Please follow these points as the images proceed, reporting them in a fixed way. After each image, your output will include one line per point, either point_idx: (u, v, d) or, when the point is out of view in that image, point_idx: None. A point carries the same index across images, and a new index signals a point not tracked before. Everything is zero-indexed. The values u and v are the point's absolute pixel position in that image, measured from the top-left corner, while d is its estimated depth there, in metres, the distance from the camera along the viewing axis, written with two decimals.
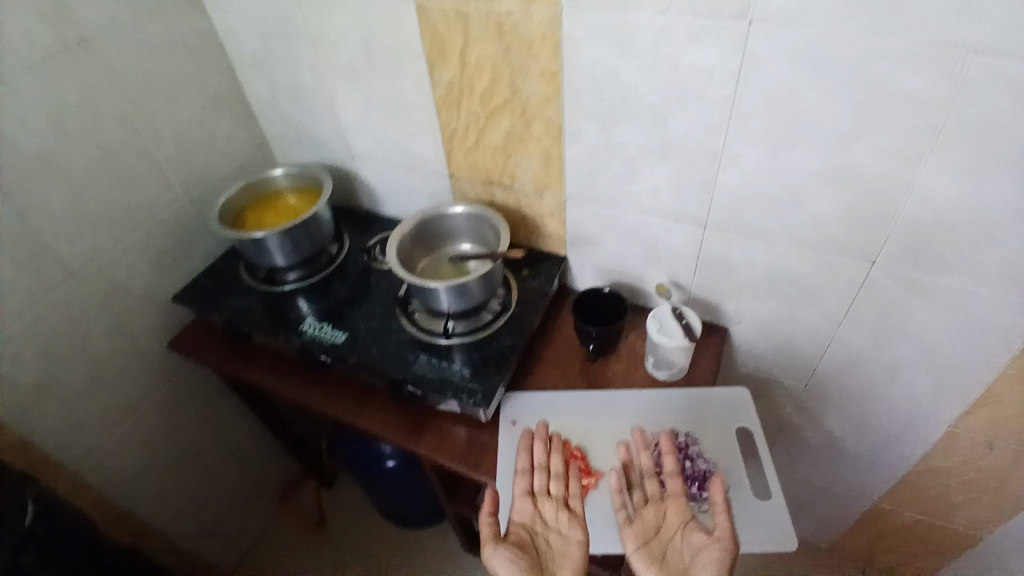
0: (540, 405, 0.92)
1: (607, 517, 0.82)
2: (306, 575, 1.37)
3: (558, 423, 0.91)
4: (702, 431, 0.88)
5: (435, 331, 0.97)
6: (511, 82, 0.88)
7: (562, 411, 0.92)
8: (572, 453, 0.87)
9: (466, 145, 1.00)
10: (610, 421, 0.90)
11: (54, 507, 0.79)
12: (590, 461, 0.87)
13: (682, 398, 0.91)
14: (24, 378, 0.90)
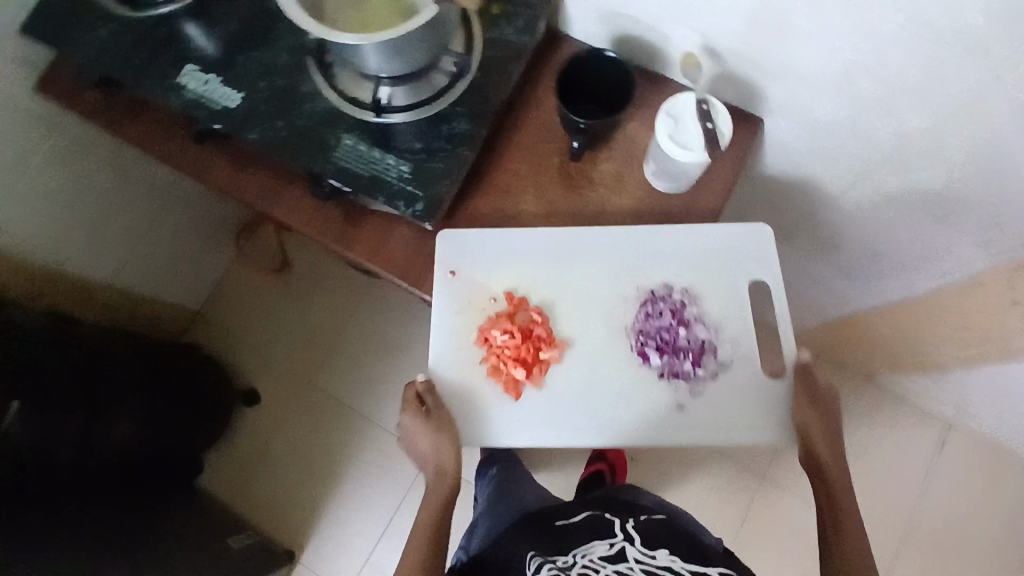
0: (493, 251, 0.72)
1: (584, 399, 0.70)
2: (272, 316, 1.42)
3: (517, 275, 0.73)
4: (698, 286, 0.72)
5: (360, 101, 0.71)
6: None
7: (520, 255, 0.73)
8: (532, 319, 0.71)
9: None
10: (582, 271, 0.72)
11: None
12: (553, 325, 0.71)
13: (677, 242, 0.72)
14: None
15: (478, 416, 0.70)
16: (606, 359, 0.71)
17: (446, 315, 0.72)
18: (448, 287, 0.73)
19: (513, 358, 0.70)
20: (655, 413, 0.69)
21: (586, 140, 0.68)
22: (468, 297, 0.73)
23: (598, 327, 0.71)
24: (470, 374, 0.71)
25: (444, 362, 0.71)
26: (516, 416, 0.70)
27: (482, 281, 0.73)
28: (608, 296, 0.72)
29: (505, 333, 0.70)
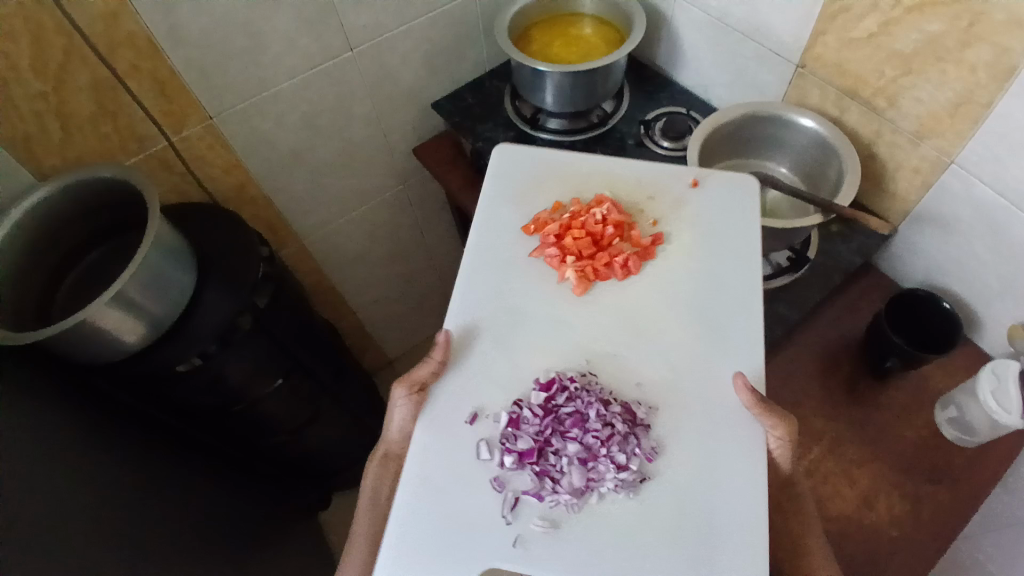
0: (714, 210, 0.73)
1: (479, 291, 0.69)
2: None
3: (679, 237, 0.72)
4: (654, 495, 0.59)
5: None
6: None
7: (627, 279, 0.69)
8: (608, 247, 0.70)
9: (848, 35, 0.72)
10: (642, 321, 0.67)
11: (282, 287, 0.93)
12: (594, 286, 0.69)
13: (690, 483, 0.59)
14: (282, 142, 0.94)
15: (528, 174, 0.77)
16: (477, 408, 0.63)
17: (617, 166, 0.76)
18: (654, 173, 0.75)
19: (566, 224, 0.71)
20: (456, 347, 0.66)
21: (895, 362, 0.75)
22: (638, 199, 0.73)
23: (626, 339, 0.66)
24: (563, 190, 0.75)
25: (579, 164, 0.77)
26: (513, 202, 0.75)
27: (665, 213, 0.73)
28: (637, 367, 0.64)
29: (601, 216, 0.70)
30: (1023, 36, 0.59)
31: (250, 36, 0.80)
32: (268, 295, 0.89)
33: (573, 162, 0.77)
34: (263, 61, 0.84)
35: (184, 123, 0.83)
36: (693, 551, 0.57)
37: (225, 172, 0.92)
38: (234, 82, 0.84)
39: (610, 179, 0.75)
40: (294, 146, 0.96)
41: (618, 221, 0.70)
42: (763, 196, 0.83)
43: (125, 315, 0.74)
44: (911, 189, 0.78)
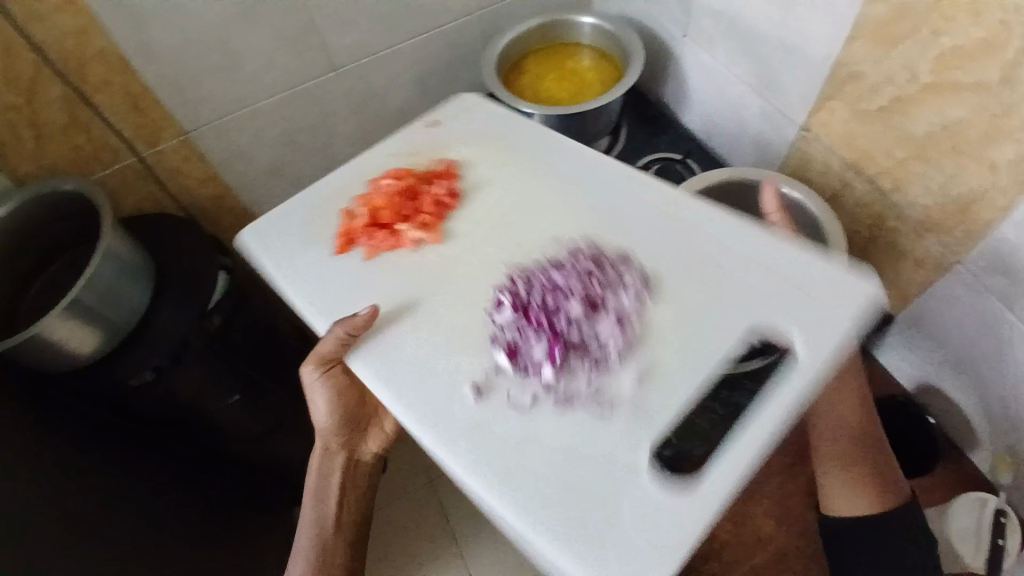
0: (493, 127, 0.67)
1: (323, 279, 0.59)
2: None
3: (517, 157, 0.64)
4: (656, 254, 0.56)
5: None
6: (1014, 60, 0.49)
7: (488, 172, 0.64)
8: (437, 197, 0.61)
9: (858, 107, 0.63)
10: (525, 167, 0.64)
11: (240, 298, 0.92)
12: (447, 223, 0.61)
13: (724, 220, 0.57)
14: (260, 155, 0.92)
15: (294, 213, 0.63)
16: (472, 253, 0.59)
17: (381, 152, 0.66)
18: (424, 137, 0.67)
19: (366, 208, 0.61)
20: (391, 291, 0.57)
21: None
22: (420, 158, 0.66)
23: (510, 251, 0.58)
24: (329, 211, 0.63)
25: (341, 173, 0.66)
26: (306, 243, 0.61)
27: (440, 147, 0.66)
28: (549, 251, 0.58)
29: (388, 185, 0.62)
30: None
31: (227, 54, 0.79)
32: (224, 314, 0.88)
33: (306, 191, 0.64)
34: (237, 78, 0.82)
35: (158, 136, 0.82)
36: (795, 304, 0.53)
37: (203, 182, 0.91)
38: (207, 95, 0.81)
39: (354, 166, 0.66)
40: (271, 158, 0.94)
41: (406, 180, 0.63)
42: None
43: (80, 326, 0.74)
44: (914, 283, 0.68)
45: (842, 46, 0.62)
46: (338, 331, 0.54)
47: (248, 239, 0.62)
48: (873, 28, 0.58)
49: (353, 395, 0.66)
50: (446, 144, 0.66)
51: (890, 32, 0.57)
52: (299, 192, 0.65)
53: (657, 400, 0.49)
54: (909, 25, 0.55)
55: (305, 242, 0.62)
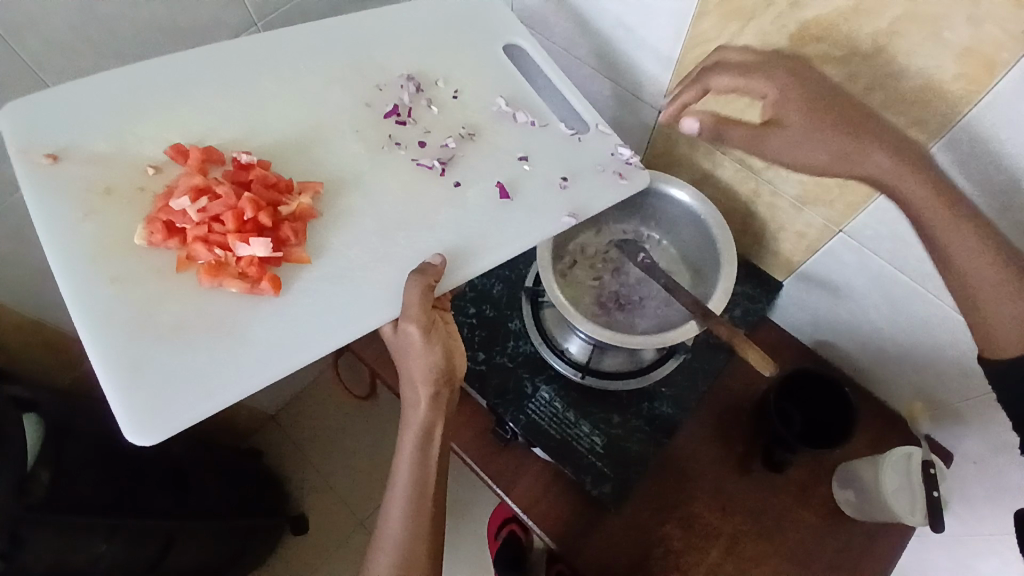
0: (77, 110, 0.55)
1: (293, 320, 0.52)
2: (350, 444, 1.21)
3: (180, 100, 0.57)
4: (451, 64, 0.64)
5: (563, 351, 0.70)
6: (884, 29, 0.44)
7: (170, 114, 0.57)
8: (246, 171, 0.55)
9: (716, 86, 0.57)
10: (187, 72, 0.58)
11: (71, 430, 0.73)
12: (239, 168, 0.55)
13: (407, 15, 0.66)
14: (34, 260, 0.72)
15: (141, 348, 0.49)
16: (387, 176, 0.59)
17: (64, 228, 0.52)
18: (54, 180, 0.53)
19: (224, 239, 0.52)
20: (422, 241, 0.57)
21: (784, 452, 0.66)
22: (114, 180, 0.54)
23: (391, 187, 0.58)
24: (152, 280, 0.52)
25: (93, 294, 0.50)
26: (184, 323, 0.50)
27: (125, 156, 0.55)
28: (338, 149, 0.59)
29: (196, 208, 0.52)
30: (935, 112, 0.45)
31: None
32: (53, 466, 0.69)
33: (116, 312, 0.50)
34: None
35: None
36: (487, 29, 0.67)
37: None
38: None
39: (86, 262, 0.51)
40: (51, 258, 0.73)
41: (196, 180, 0.53)
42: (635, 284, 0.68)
43: None
44: (798, 252, 0.66)
45: (690, 22, 0.55)
46: (423, 279, 0.52)
47: (189, 416, 0.48)
48: (722, 1, 0.51)
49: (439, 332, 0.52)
50: (66, 146, 0.54)
51: (742, 5, 0.50)
52: (110, 325, 0.49)
53: (595, 141, 0.63)
54: None
55: (217, 313, 0.51)
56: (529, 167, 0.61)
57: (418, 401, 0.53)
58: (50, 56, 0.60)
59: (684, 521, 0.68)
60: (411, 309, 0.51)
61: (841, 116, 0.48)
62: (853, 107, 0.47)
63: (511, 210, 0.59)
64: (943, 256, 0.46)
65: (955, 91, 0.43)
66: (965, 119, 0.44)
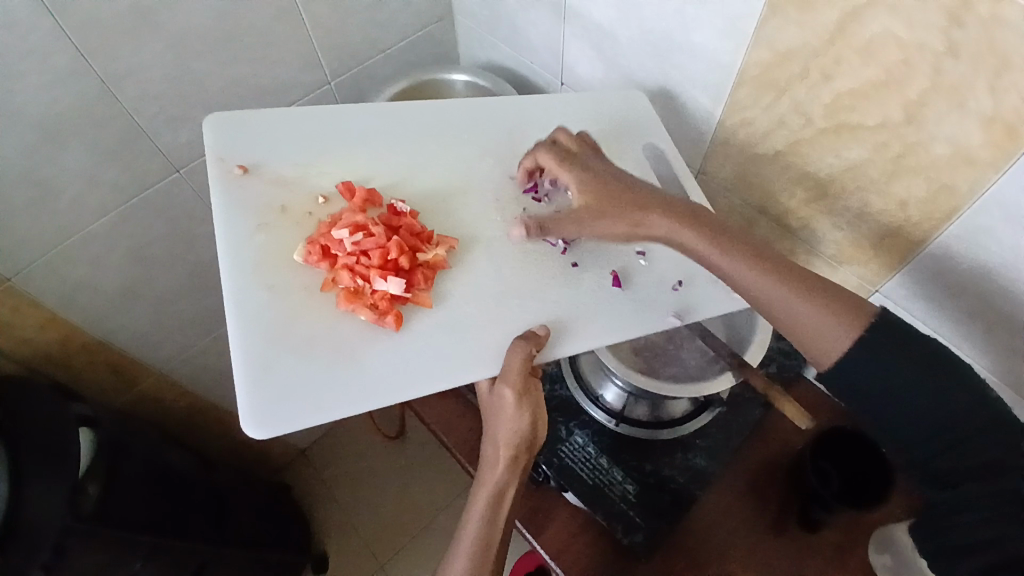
0: (266, 139, 0.62)
1: (395, 367, 0.55)
2: (376, 485, 1.21)
3: (336, 156, 0.62)
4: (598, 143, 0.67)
5: (599, 399, 0.72)
6: (914, 99, 0.47)
7: (337, 159, 0.62)
8: (399, 223, 0.59)
9: (752, 150, 0.61)
10: (360, 135, 0.64)
11: (122, 447, 0.76)
12: (393, 219, 0.59)
13: (576, 100, 0.70)
14: (107, 284, 0.78)
15: (268, 352, 0.54)
16: (517, 235, 0.62)
17: (240, 236, 0.57)
18: (241, 188, 0.59)
19: (367, 272, 0.56)
20: (529, 308, 0.59)
21: (820, 512, 0.65)
22: (290, 202, 0.60)
23: (518, 244, 0.61)
24: (300, 297, 0.56)
25: (255, 290, 0.55)
26: (307, 342, 0.54)
27: (302, 185, 0.60)
28: (471, 204, 0.62)
29: (352, 241, 0.56)
30: (966, 178, 0.48)
31: (39, 185, 0.65)
32: (101, 478, 0.71)
33: (261, 313, 0.55)
34: (58, 210, 0.68)
35: None
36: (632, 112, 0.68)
37: (40, 330, 0.74)
38: (25, 235, 0.67)
39: (251, 266, 0.56)
40: (123, 283, 0.79)
41: (357, 221, 0.57)
42: (675, 344, 0.69)
43: None
44: None
45: (729, 91, 0.60)
46: (528, 348, 0.55)
47: (295, 423, 0.51)
48: (759, 74, 0.56)
49: (537, 397, 0.54)
50: (260, 163, 0.61)
51: (777, 77, 0.55)
52: (253, 325, 0.54)
53: None
54: (798, 68, 0.53)
55: (330, 344, 0.55)
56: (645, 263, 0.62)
57: (498, 459, 0.53)
58: (148, 103, 0.68)
59: None
60: (512, 374, 0.53)
61: (633, 193, 0.56)
62: (645, 186, 0.57)
63: (618, 296, 0.60)
64: (778, 317, 0.50)
65: (983, 157, 0.46)
66: (995, 186, 0.46)
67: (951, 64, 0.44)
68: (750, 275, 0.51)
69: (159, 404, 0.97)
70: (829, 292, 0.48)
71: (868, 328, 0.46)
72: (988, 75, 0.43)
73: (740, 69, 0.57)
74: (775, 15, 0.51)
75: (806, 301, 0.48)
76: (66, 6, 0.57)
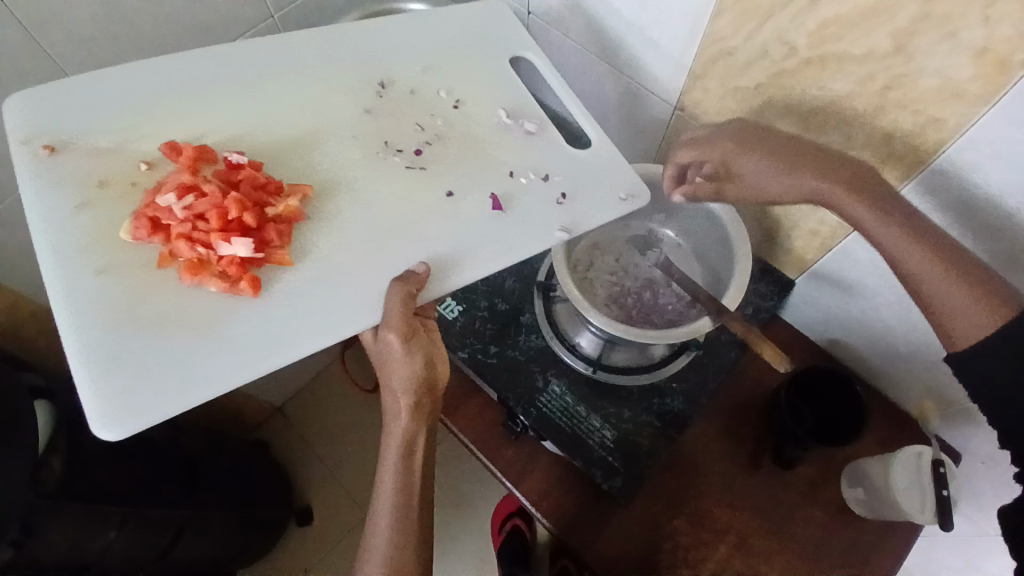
0: (76, 101, 0.56)
1: (266, 322, 0.52)
2: (355, 437, 1.21)
3: (174, 104, 0.58)
4: (459, 75, 0.64)
5: (575, 347, 0.71)
6: (903, 27, 0.44)
7: (169, 109, 0.57)
8: (235, 174, 0.54)
9: (732, 83, 0.58)
10: (200, 74, 0.59)
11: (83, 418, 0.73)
12: (227, 173, 0.54)
13: (427, 31, 0.66)
14: None
15: (118, 338, 0.50)
16: (381, 178, 0.58)
17: (59, 217, 0.52)
18: (55, 170, 0.54)
19: (207, 237, 0.51)
20: (409, 249, 0.56)
21: (795, 450, 0.66)
22: (109, 173, 0.54)
23: (383, 190, 0.58)
24: (141, 275, 0.52)
25: (86, 280, 0.51)
26: (163, 316, 0.51)
27: (122, 149, 0.55)
28: (332, 152, 0.59)
29: (182, 205, 0.51)
30: (953, 113, 0.45)
31: None
32: (63, 453, 0.68)
33: (98, 301, 0.50)
34: None
35: None
36: (497, 36, 0.68)
37: None
38: None
39: (76, 254, 0.52)
40: None
41: (186, 181, 0.52)
42: (652, 289, 0.68)
43: None
44: (812, 249, 0.66)
45: (707, 18, 0.55)
46: (406, 288, 0.52)
47: (164, 409, 0.48)
48: None
49: (422, 337, 0.51)
50: (68, 139, 0.55)
51: (760, 2, 0.51)
52: (89, 316, 0.50)
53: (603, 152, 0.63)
54: None
55: (192, 310, 0.51)
56: (524, 181, 0.61)
57: (400, 410, 0.51)
58: (68, 46, 0.61)
59: (693, 518, 0.68)
60: (393, 317, 0.51)
61: (812, 153, 0.52)
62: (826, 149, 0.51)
63: (501, 221, 0.59)
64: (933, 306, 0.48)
65: (972, 90, 0.43)
66: (984, 119, 0.44)
67: None
68: (905, 252, 0.48)
69: None
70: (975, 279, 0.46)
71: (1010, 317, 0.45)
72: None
73: None
74: None
75: (965, 293, 0.46)
76: None
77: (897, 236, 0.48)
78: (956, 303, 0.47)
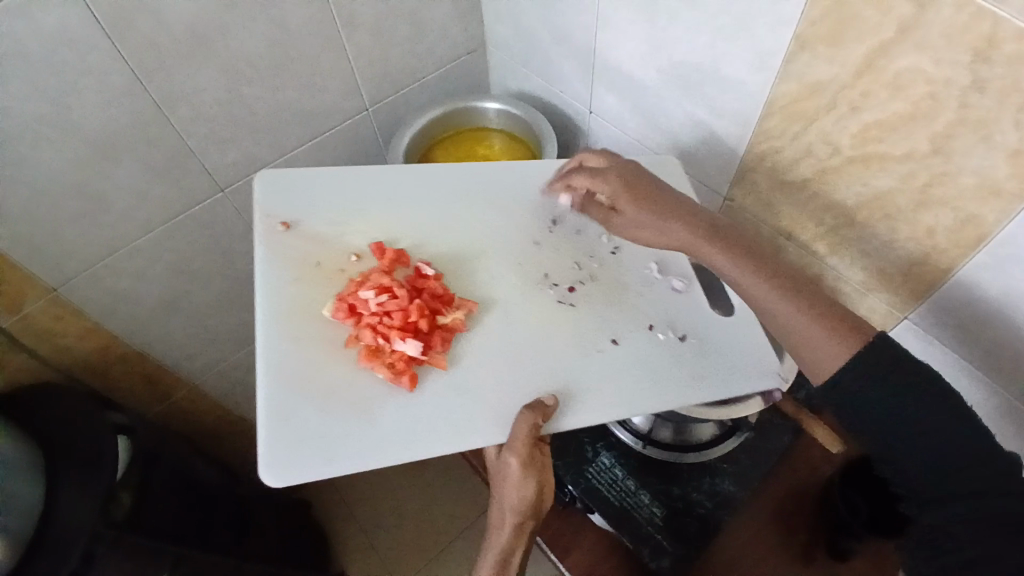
0: (302, 197, 0.65)
1: (413, 433, 0.54)
2: (394, 507, 1.21)
3: (366, 218, 0.65)
4: None
5: (624, 419, 0.72)
6: (940, 131, 0.49)
7: (372, 217, 0.65)
8: (421, 286, 0.60)
9: (781, 177, 0.64)
10: (383, 181, 0.68)
11: (154, 457, 0.77)
12: (423, 285, 0.60)
13: None
14: (149, 296, 0.81)
15: (286, 402, 0.55)
16: (537, 302, 0.62)
17: (276, 284, 0.60)
18: (281, 245, 0.62)
19: (388, 331, 0.57)
20: (547, 378, 0.58)
21: (849, 542, 0.64)
22: (325, 258, 0.62)
23: (539, 322, 0.61)
24: (321, 360, 0.57)
25: (281, 343, 0.57)
26: (324, 401, 0.55)
27: (336, 243, 0.63)
28: (499, 274, 0.63)
29: (377, 301, 0.58)
30: (993, 208, 0.49)
31: (93, 200, 0.68)
32: (135, 486, 0.73)
33: (283, 364, 0.56)
34: (106, 221, 0.71)
35: (21, 302, 0.69)
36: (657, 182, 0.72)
37: (82, 338, 0.77)
38: (75, 248, 0.70)
39: (281, 320, 0.58)
40: (163, 296, 0.82)
41: (383, 284, 0.59)
42: None
43: None
44: None
45: (757, 119, 0.62)
46: (533, 417, 0.54)
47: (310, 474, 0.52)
48: (789, 104, 0.58)
49: (535, 467, 0.53)
50: (300, 219, 0.64)
51: (806, 108, 0.57)
52: (275, 375, 0.56)
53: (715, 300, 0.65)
54: (826, 99, 0.55)
55: (343, 412, 0.55)
56: (659, 334, 0.61)
57: (503, 523, 0.54)
58: (199, 124, 0.72)
59: None
60: (518, 443, 0.53)
61: (716, 221, 0.58)
62: (679, 203, 0.59)
63: (637, 360, 0.60)
64: (795, 340, 0.50)
65: (1009, 187, 0.47)
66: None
67: (977, 97, 0.45)
68: (755, 285, 0.53)
69: (187, 418, 0.98)
70: (831, 317, 0.49)
71: (863, 347, 0.47)
72: (1016, 106, 0.44)
73: (769, 100, 0.60)
74: (804, 48, 0.54)
75: (812, 320, 0.49)
76: (126, 30, 0.60)
77: (764, 290, 0.52)
78: (803, 327, 0.50)
